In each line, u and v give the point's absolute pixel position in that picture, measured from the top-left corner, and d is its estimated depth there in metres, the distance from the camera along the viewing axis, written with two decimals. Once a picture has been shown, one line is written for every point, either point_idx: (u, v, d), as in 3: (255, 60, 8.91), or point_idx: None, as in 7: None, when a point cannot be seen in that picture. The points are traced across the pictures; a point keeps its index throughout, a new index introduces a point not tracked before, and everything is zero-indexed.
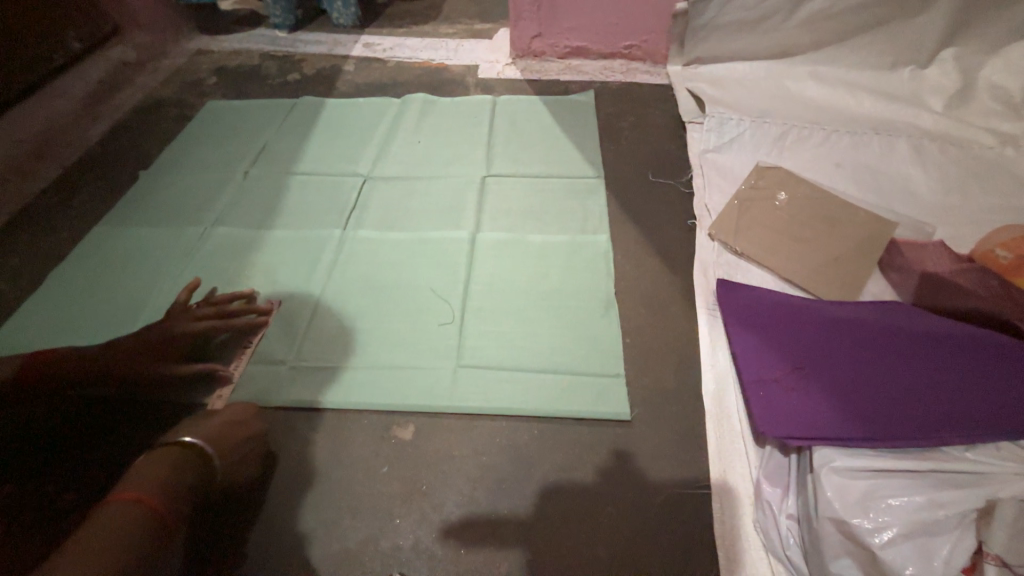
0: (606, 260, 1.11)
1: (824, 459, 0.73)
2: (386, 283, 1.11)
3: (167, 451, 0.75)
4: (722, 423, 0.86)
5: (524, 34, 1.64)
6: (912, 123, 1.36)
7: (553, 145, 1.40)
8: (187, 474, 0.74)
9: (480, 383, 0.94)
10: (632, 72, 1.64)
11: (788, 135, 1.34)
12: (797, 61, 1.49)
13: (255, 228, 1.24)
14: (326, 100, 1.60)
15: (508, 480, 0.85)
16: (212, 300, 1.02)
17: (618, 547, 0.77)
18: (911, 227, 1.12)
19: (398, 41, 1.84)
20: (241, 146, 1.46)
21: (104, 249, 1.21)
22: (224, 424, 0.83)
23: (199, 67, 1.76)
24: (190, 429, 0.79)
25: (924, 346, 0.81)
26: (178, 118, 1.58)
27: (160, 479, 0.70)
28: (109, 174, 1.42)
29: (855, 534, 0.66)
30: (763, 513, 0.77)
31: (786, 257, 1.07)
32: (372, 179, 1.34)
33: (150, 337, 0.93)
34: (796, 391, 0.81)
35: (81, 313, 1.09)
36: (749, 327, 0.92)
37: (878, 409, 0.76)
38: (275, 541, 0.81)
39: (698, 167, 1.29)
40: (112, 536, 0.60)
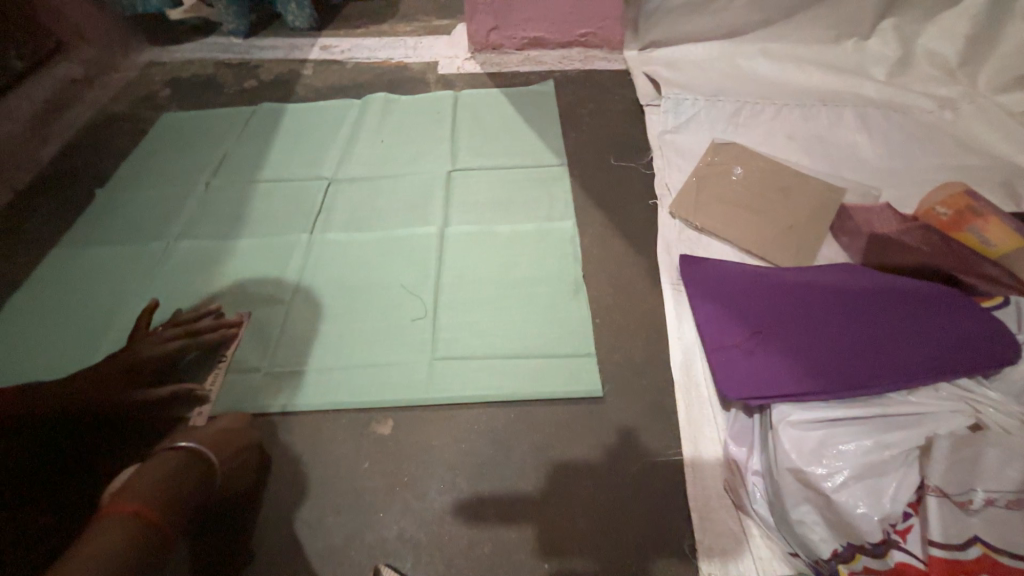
0: (573, 244, 1.13)
1: (782, 414, 0.77)
2: (357, 283, 1.11)
3: (161, 458, 0.72)
4: (690, 391, 0.90)
5: (481, 28, 1.64)
6: (858, 93, 1.42)
7: (517, 135, 1.41)
8: (186, 480, 0.70)
9: (456, 373, 0.96)
10: (591, 59, 1.66)
11: (742, 112, 1.38)
12: (748, 40, 1.54)
13: (220, 238, 1.23)
14: (285, 105, 1.58)
15: (488, 464, 0.86)
16: (179, 321, 0.99)
17: (598, 517, 0.80)
18: (860, 192, 1.17)
19: (355, 42, 1.82)
20: (200, 157, 1.43)
21: (65, 272, 1.18)
22: (220, 433, 0.82)
23: (152, 80, 1.72)
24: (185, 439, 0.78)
25: (871, 301, 0.86)
26: (134, 132, 1.54)
27: (156, 487, 0.66)
28: (65, 194, 1.38)
29: (812, 480, 0.69)
30: (731, 471, 0.80)
31: (745, 229, 1.10)
32: (337, 181, 1.33)
33: (113, 365, 0.87)
34: (754, 353, 0.85)
35: (43, 339, 1.06)
36: (709, 297, 0.95)
37: (831, 363, 0.80)
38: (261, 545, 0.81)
39: (658, 148, 1.32)
40: (111, 548, 0.56)
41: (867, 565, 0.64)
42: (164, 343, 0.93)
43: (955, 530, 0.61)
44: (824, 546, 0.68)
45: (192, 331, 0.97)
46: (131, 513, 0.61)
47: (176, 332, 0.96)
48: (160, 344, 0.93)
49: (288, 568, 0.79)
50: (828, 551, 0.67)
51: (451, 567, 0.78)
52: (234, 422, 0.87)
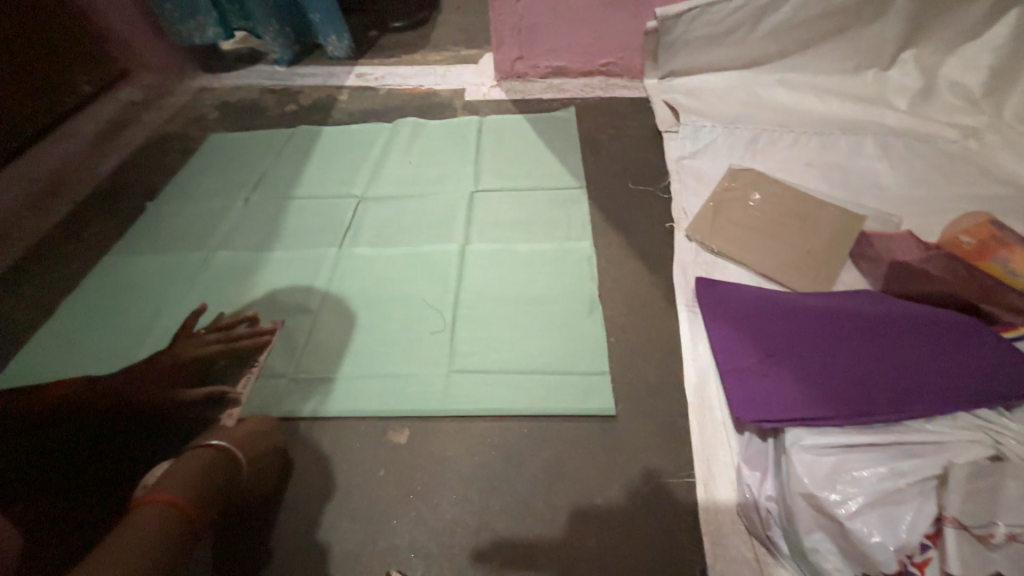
0: (590, 264, 1.16)
1: (795, 438, 0.77)
2: (382, 296, 1.16)
3: (195, 454, 0.77)
4: (704, 413, 0.90)
5: (506, 58, 1.73)
6: (879, 122, 1.42)
7: (538, 159, 1.46)
8: (215, 475, 0.75)
9: (471, 386, 0.98)
10: (611, 88, 1.72)
11: (760, 139, 1.41)
12: (767, 70, 1.57)
13: (256, 250, 1.31)
14: (322, 128, 1.69)
15: (500, 477, 0.88)
16: (221, 326, 1.08)
17: (607, 536, 0.80)
18: (879, 220, 1.17)
19: (388, 70, 1.94)
20: (242, 174, 1.54)
21: (115, 278, 1.28)
22: (252, 433, 0.88)
23: (201, 104, 1.86)
24: (220, 436, 0.84)
25: (887, 326, 0.86)
26: (183, 151, 1.67)
27: (191, 480, 0.71)
28: (118, 207, 1.50)
29: (826, 506, 0.68)
30: (744, 496, 0.79)
31: (762, 254, 1.11)
32: (366, 200, 1.41)
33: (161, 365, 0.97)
34: (767, 377, 0.85)
35: (91, 341, 1.14)
36: (723, 319, 0.96)
37: (846, 389, 0.80)
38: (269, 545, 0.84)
39: (676, 173, 1.35)
40: (152, 533, 0.61)
41: None
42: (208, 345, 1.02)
43: (975, 564, 0.59)
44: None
45: (233, 336, 1.05)
46: (169, 503, 0.66)
47: (219, 336, 1.04)
48: (204, 347, 1.02)
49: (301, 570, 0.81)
50: None
51: None
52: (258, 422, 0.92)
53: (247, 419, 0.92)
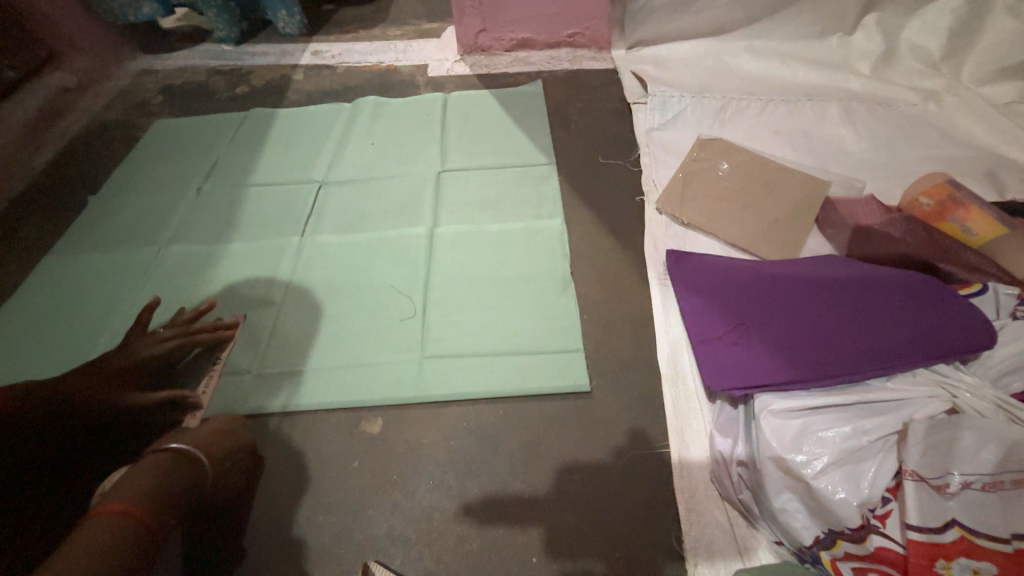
0: (562, 241, 1.14)
1: (763, 404, 0.78)
2: (348, 285, 1.12)
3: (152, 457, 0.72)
4: (677, 384, 0.90)
5: (469, 30, 1.65)
6: (844, 88, 1.43)
7: (507, 136, 1.42)
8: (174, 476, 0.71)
9: (444, 371, 0.96)
10: (579, 59, 1.67)
11: (728, 108, 1.39)
12: (734, 37, 1.55)
13: (212, 243, 1.23)
14: (276, 110, 1.59)
15: (477, 460, 0.87)
16: (178, 321, 1.01)
17: (584, 511, 0.80)
18: (844, 184, 1.17)
19: (346, 47, 1.83)
20: (193, 162, 1.44)
21: (59, 278, 1.19)
22: (215, 433, 0.84)
23: (144, 87, 1.73)
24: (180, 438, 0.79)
25: (852, 288, 0.87)
26: (126, 140, 1.55)
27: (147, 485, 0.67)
28: (57, 202, 1.39)
29: (793, 468, 0.69)
30: (716, 463, 0.80)
31: (731, 223, 1.11)
32: (327, 185, 1.34)
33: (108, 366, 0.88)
34: (738, 345, 0.85)
35: (37, 344, 1.06)
36: (694, 291, 0.96)
37: (813, 353, 0.81)
38: (240, 543, 0.82)
39: (646, 145, 1.33)
40: (99, 548, 0.56)
41: (848, 550, 0.65)
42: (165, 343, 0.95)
43: (932, 513, 0.62)
44: (806, 533, 0.69)
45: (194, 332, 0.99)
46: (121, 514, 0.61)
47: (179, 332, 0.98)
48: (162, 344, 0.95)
49: (277, 566, 0.80)
50: (810, 538, 0.68)
51: (441, 563, 0.78)
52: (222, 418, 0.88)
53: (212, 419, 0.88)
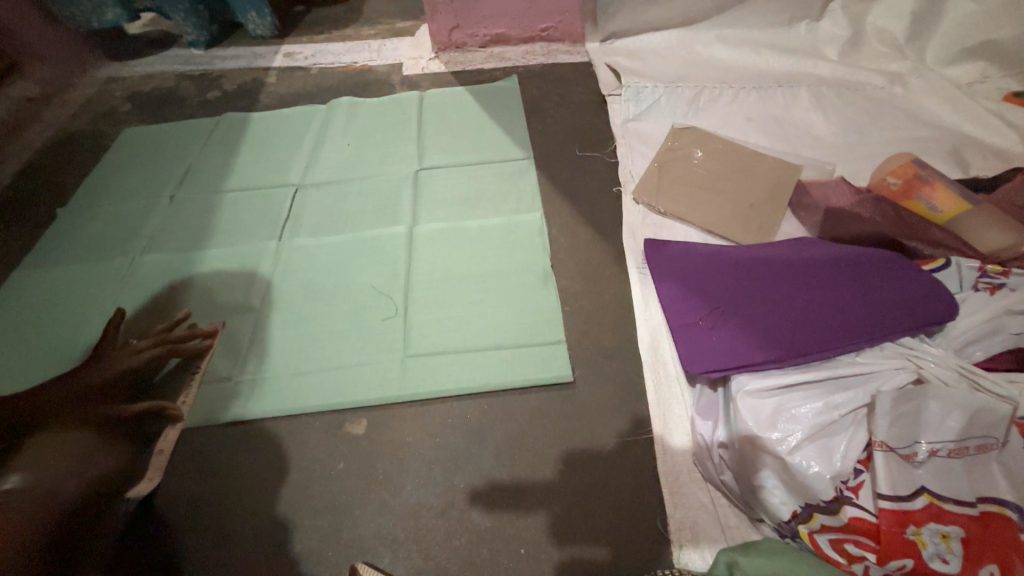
0: (541, 235, 1.15)
1: (739, 385, 0.79)
2: (327, 287, 1.11)
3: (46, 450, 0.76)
4: (658, 370, 0.92)
5: (442, 27, 1.64)
6: (813, 73, 1.45)
7: (483, 132, 1.42)
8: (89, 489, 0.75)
9: (427, 369, 0.96)
10: (553, 53, 1.67)
11: (701, 96, 1.41)
12: (706, 27, 1.57)
13: (187, 251, 1.21)
14: (248, 114, 1.56)
15: (463, 456, 0.87)
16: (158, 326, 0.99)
17: (572, 500, 0.81)
18: (816, 168, 1.20)
19: (318, 47, 1.81)
20: (165, 170, 1.42)
21: (29, 293, 1.16)
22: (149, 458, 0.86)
23: (110, 95, 1.69)
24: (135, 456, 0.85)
25: (822, 268, 0.89)
26: (96, 150, 1.52)
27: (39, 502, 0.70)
28: (22, 217, 1.35)
29: (768, 445, 0.71)
30: (698, 446, 0.81)
31: (707, 210, 1.13)
32: (303, 188, 1.33)
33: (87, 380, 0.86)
34: (714, 328, 0.87)
35: (8, 361, 1.04)
36: (670, 276, 0.97)
37: (786, 333, 0.83)
38: (219, 555, 0.81)
39: (621, 137, 1.34)
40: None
41: (824, 523, 0.67)
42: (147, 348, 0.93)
43: (902, 482, 0.64)
44: (784, 509, 0.69)
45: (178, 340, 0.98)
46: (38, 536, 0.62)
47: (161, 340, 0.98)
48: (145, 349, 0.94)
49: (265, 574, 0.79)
50: (788, 513, 0.69)
51: (430, 558, 0.78)
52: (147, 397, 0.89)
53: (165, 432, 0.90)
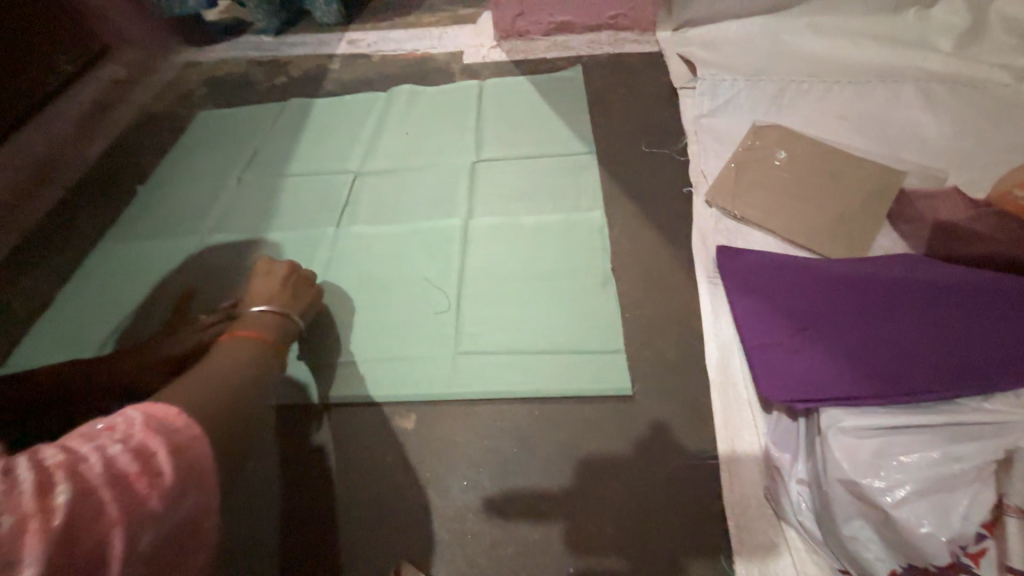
0: (602, 235, 1.09)
1: (832, 419, 0.74)
2: (382, 277, 1.10)
3: (229, 353, 0.67)
4: (727, 390, 0.85)
5: (507, 14, 1.60)
6: (920, 67, 1.29)
7: (545, 125, 1.36)
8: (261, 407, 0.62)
9: (479, 367, 0.94)
10: (621, 42, 1.58)
11: (786, 92, 1.29)
12: (794, 15, 1.43)
13: (252, 233, 1.25)
14: (313, 100, 1.59)
15: (511, 462, 0.84)
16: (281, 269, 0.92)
17: (625, 523, 0.76)
18: (922, 175, 1.07)
19: (381, 35, 1.82)
20: (234, 153, 1.47)
21: (109, 264, 1.23)
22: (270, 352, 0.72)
23: (188, 79, 1.77)
24: (259, 348, 0.71)
25: (925, 295, 0.82)
26: (174, 131, 1.60)
27: (232, 398, 0.57)
28: (107, 192, 1.43)
29: (867, 494, 0.66)
30: (772, 479, 0.75)
31: (788, 219, 1.03)
32: (363, 175, 1.33)
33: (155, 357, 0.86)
34: (801, 353, 0.81)
35: (88, 328, 1.11)
36: (749, 291, 0.91)
37: (887, 366, 0.77)
38: (259, 542, 0.81)
39: (693, 133, 1.25)
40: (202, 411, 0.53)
41: None
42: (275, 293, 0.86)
43: None
44: (880, 566, 0.64)
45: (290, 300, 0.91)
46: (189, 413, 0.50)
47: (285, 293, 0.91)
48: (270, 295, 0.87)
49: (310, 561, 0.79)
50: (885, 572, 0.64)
51: (474, 565, 0.76)
52: (286, 333, 0.80)
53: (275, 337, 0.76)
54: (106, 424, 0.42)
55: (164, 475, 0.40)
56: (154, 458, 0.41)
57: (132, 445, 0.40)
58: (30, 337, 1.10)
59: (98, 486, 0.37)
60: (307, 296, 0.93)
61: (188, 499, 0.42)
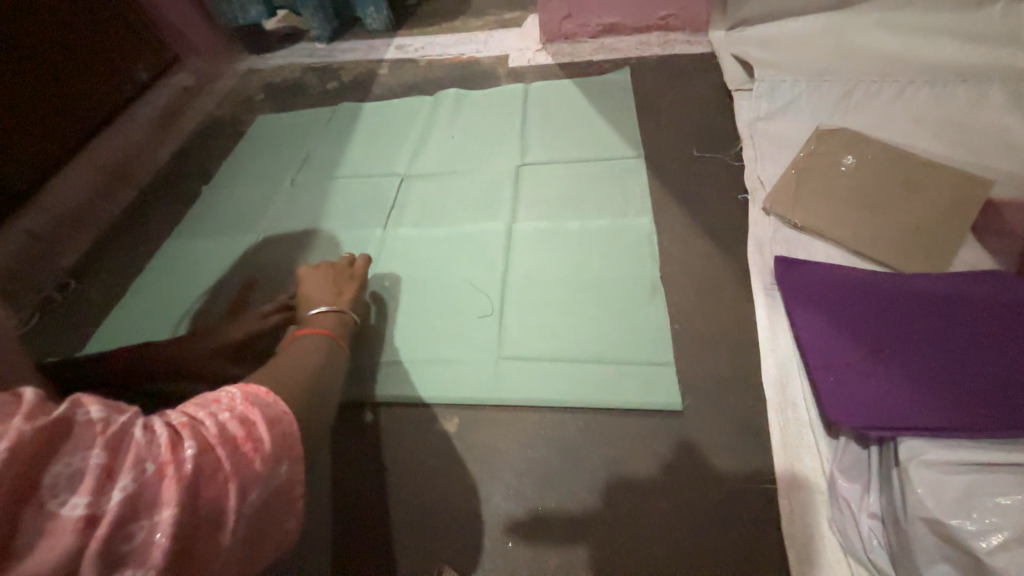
0: (650, 242, 1.06)
1: (912, 451, 0.69)
2: (427, 279, 1.12)
3: (297, 344, 0.70)
4: (787, 411, 0.80)
5: (554, 17, 1.58)
6: (1010, 66, 1.18)
7: (590, 128, 1.34)
8: (336, 394, 0.67)
9: (523, 374, 0.93)
10: (671, 44, 1.54)
11: (854, 93, 1.21)
12: (862, 11, 1.34)
13: (303, 233, 1.30)
14: (363, 104, 1.64)
15: (555, 473, 0.83)
16: (328, 266, 0.95)
17: (675, 545, 0.73)
18: (1012, 185, 0.98)
19: (428, 40, 1.85)
20: (288, 155, 1.53)
21: (176, 258, 1.31)
22: (332, 345, 0.73)
23: (248, 86, 1.87)
24: (325, 341, 0.72)
25: (1019, 321, 0.76)
26: (234, 134, 1.69)
27: (309, 382, 0.62)
28: (175, 192, 1.53)
29: (955, 536, 0.62)
30: (841, 512, 0.71)
31: (855, 230, 0.97)
32: (409, 178, 1.36)
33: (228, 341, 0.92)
34: (874, 375, 0.76)
35: (156, 317, 1.18)
36: (814, 307, 0.86)
37: (972, 394, 0.71)
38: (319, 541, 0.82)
39: (749, 137, 1.19)
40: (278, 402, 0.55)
41: None
42: (324, 291, 0.88)
43: None
44: None
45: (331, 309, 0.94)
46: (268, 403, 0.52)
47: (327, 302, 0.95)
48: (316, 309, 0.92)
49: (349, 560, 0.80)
50: None
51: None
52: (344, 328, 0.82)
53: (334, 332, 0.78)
54: (214, 397, 0.47)
55: (263, 441, 0.45)
56: (254, 427, 0.45)
57: (236, 413, 0.45)
58: (104, 326, 1.19)
59: (215, 444, 0.42)
60: (357, 288, 0.92)
61: (282, 466, 0.47)
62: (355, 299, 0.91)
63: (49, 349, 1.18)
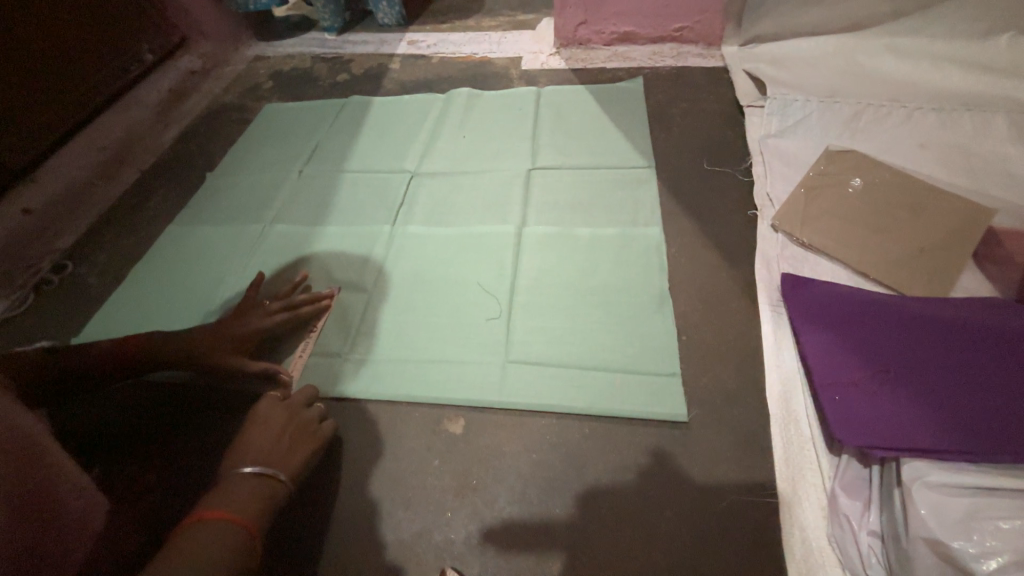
0: (659, 252, 1.07)
1: (915, 473, 0.71)
2: (435, 278, 1.12)
3: (229, 502, 0.64)
4: (790, 427, 0.82)
5: (569, 22, 1.59)
6: (1013, 97, 1.21)
7: (601, 135, 1.35)
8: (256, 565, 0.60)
9: (530, 378, 0.93)
10: (684, 56, 1.55)
11: (862, 116, 1.24)
12: (873, 35, 1.37)
13: (310, 225, 1.28)
14: (373, 98, 1.63)
15: (560, 478, 0.83)
16: (299, 399, 0.85)
17: (678, 553, 0.74)
18: (1013, 215, 1.00)
19: (441, 37, 1.84)
20: (296, 146, 1.52)
21: (178, 243, 1.30)
22: (254, 492, 0.67)
23: (257, 73, 1.85)
24: (226, 488, 0.66)
25: (1013, 347, 0.79)
26: (241, 121, 1.67)
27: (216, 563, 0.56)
28: (178, 176, 1.50)
29: (956, 558, 0.64)
30: (841, 529, 0.72)
31: (861, 251, 0.99)
32: (418, 175, 1.35)
33: (232, 332, 0.92)
34: (877, 396, 0.78)
35: (156, 304, 1.17)
36: (821, 325, 0.88)
37: (972, 420, 0.74)
38: (305, 537, 0.81)
39: (759, 153, 1.21)
40: None
41: None
42: (279, 431, 0.77)
43: None
44: None
45: (296, 442, 0.78)
46: None
47: (292, 424, 0.80)
48: (271, 439, 0.76)
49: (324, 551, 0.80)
50: None
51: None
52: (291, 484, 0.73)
53: (266, 478, 0.70)
54: None
55: None
56: None
57: None
58: (102, 310, 1.17)
59: None
60: (313, 439, 0.81)
61: None
62: (311, 447, 0.79)
63: (43, 331, 1.16)
